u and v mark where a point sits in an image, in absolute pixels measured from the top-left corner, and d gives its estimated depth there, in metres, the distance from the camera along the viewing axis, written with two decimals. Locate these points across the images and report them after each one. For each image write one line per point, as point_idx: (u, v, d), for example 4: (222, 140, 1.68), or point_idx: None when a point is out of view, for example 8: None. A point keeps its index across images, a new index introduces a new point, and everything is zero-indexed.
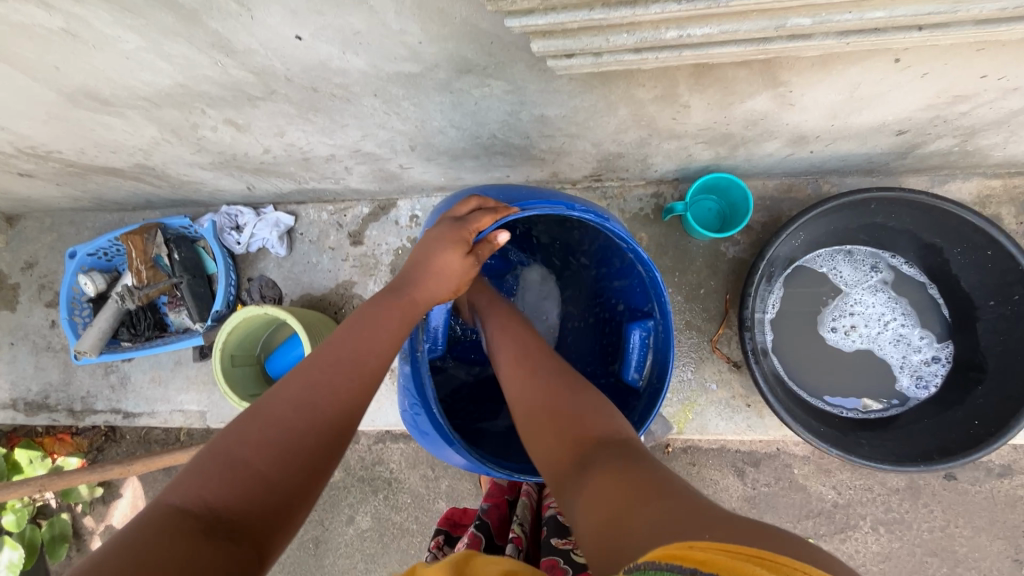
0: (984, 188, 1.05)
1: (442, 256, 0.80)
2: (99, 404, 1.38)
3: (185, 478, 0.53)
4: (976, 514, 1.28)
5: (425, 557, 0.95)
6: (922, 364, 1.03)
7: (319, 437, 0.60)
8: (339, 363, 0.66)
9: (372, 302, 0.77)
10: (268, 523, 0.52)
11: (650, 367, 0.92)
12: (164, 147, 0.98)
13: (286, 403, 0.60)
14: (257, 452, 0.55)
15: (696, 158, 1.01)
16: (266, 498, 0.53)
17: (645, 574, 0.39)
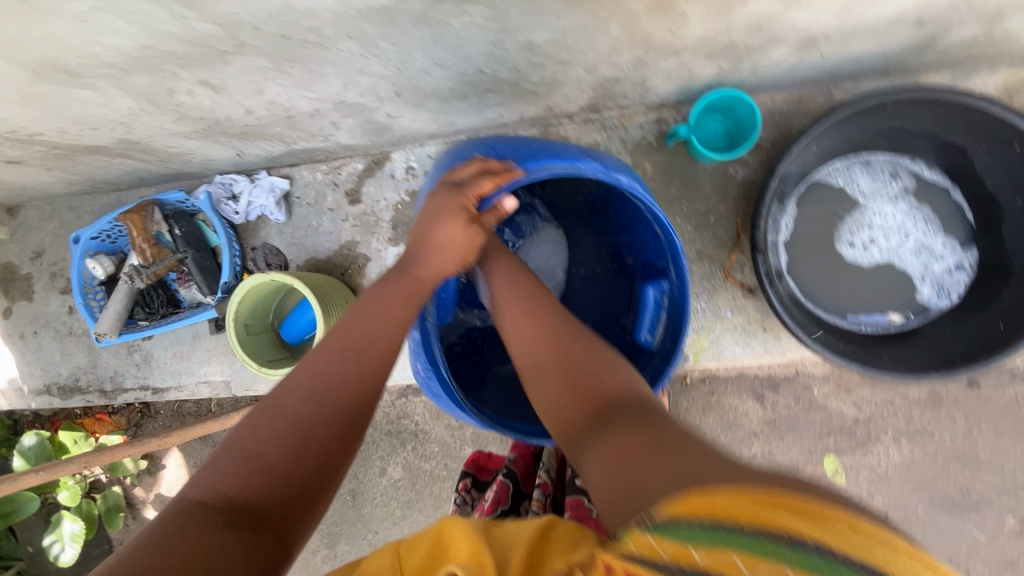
0: (1012, 79, 0.98)
1: (444, 227, 0.79)
2: (128, 382, 1.42)
3: (205, 473, 0.54)
4: (999, 418, 1.28)
5: (454, 501, 0.98)
6: (944, 273, 0.98)
7: (333, 425, 0.61)
8: (350, 350, 0.66)
9: (381, 281, 0.76)
10: (286, 515, 0.54)
11: (662, 328, 0.94)
12: (144, 118, 0.95)
13: (295, 394, 0.61)
14: (272, 444, 0.57)
15: (698, 76, 0.95)
16: (284, 489, 0.55)
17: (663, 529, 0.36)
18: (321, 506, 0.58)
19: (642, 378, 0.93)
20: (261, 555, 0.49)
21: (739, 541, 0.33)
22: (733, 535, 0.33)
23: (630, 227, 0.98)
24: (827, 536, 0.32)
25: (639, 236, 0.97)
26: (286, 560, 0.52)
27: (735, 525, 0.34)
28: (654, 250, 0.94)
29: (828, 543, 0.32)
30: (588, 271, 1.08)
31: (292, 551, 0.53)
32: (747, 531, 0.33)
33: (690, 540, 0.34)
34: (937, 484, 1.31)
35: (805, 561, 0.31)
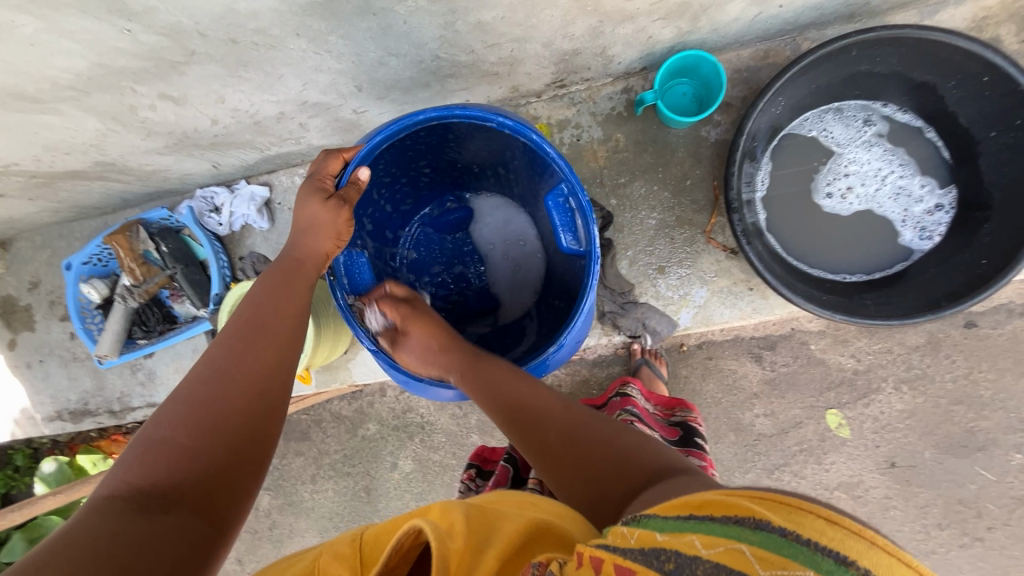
0: (980, 10, 0.96)
1: (301, 211, 0.79)
2: (135, 401, 1.45)
3: (115, 469, 0.54)
4: (998, 356, 1.27)
5: (458, 491, 0.98)
6: (924, 215, 0.98)
7: (238, 404, 0.61)
8: (244, 334, 0.67)
9: (265, 276, 0.77)
10: (200, 488, 0.54)
11: (581, 227, 0.87)
12: (114, 138, 0.96)
13: (196, 381, 0.62)
14: (175, 428, 0.57)
15: (658, 40, 0.94)
16: (192, 465, 0.55)
17: (638, 520, 0.41)
18: (246, 482, 0.58)
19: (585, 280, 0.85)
20: (174, 528, 0.49)
21: (702, 525, 0.36)
22: (699, 523, 0.37)
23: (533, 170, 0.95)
24: (783, 517, 0.34)
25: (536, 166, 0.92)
26: (208, 535, 0.51)
27: (707, 517, 0.37)
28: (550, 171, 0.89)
29: (779, 521, 0.34)
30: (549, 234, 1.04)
31: (217, 525, 0.53)
32: (711, 517, 0.37)
33: (659, 528, 0.38)
34: (942, 428, 1.31)
35: (762, 539, 0.33)
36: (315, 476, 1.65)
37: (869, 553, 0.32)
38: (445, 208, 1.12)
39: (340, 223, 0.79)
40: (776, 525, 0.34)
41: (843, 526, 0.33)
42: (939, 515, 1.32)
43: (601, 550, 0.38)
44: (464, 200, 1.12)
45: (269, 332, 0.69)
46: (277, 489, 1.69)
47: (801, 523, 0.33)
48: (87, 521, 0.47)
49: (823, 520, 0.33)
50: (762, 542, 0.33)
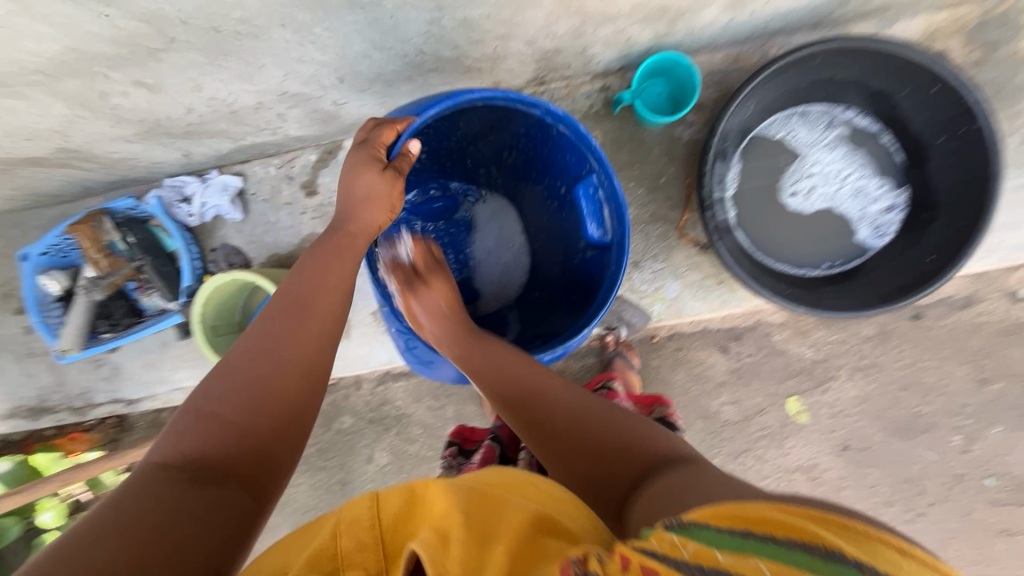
0: (931, 23, 1.03)
1: (354, 179, 0.78)
2: (99, 397, 1.40)
3: (165, 438, 0.56)
4: (942, 345, 1.37)
5: (440, 467, 0.99)
6: (880, 214, 1.04)
7: (285, 383, 0.62)
8: (289, 307, 0.68)
9: (315, 245, 0.77)
10: (248, 465, 0.56)
11: (608, 220, 0.91)
12: (80, 124, 0.93)
13: (244, 354, 0.63)
14: (226, 403, 0.58)
15: (636, 41, 0.97)
16: (241, 442, 0.57)
17: (690, 530, 0.40)
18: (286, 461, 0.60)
19: (610, 272, 0.90)
20: (227, 501, 0.51)
21: (768, 549, 0.36)
22: (763, 545, 0.36)
23: (547, 161, 0.99)
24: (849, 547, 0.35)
25: (554, 158, 0.97)
26: (256, 510, 0.54)
27: (771, 537, 0.37)
28: (573, 164, 0.94)
29: (845, 551, 0.35)
30: (541, 228, 1.09)
31: (263, 501, 0.55)
32: (774, 540, 0.36)
33: (720, 545, 0.37)
34: (891, 412, 1.40)
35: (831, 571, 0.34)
36: None
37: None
38: (428, 195, 1.10)
39: (391, 196, 0.80)
40: (847, 556, 0.34)
41: (893, 547, 0.36)
42: (886, 493, 1.41)
43: (655, 561, 0.37)
44: (448, 189, 1.12)
45: (317, 309, 0.69)
46: None
47: (866, 554, 0.35)
48: (145, 489, 0.49)
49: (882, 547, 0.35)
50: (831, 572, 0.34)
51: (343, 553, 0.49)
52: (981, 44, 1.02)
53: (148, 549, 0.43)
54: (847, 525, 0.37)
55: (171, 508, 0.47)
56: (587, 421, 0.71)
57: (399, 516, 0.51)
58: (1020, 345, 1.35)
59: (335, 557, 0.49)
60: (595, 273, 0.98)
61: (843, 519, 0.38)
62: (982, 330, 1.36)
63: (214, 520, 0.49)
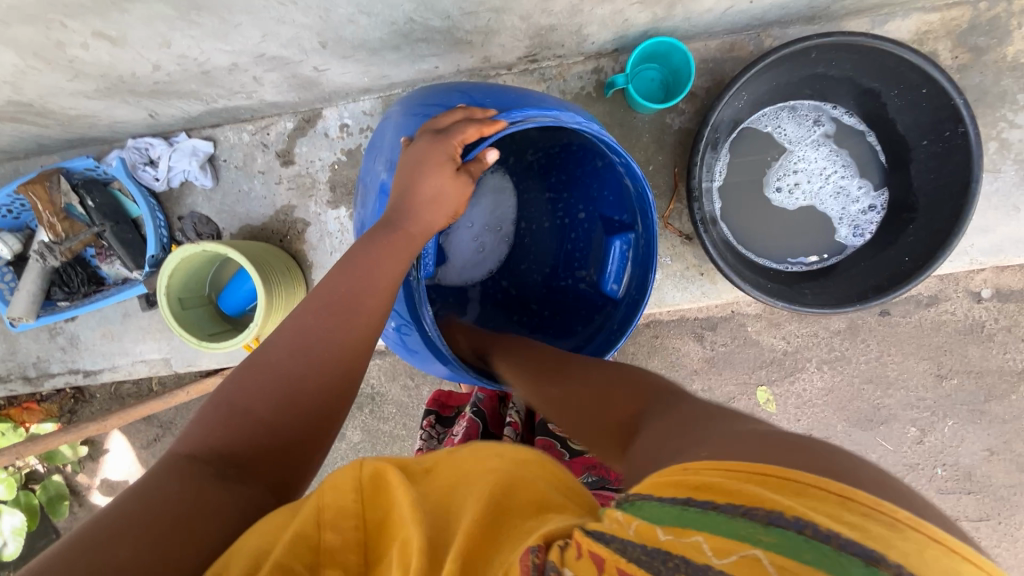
0: (923, 24, 1.03)
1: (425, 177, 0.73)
2: (55, 367, 1.33)
3: (194, 429, 0.54)
4: (905, 341, 1.42)
5: (420, 437, 0.97)
6: (859, 213, 1.06)
7: (320, 386, 0.60)
8: (332, 302, 0.65)
9: (368, 235, 0.71)
10: (275, 467, 0.55)
11: (628, 278, 0.98)
12: (33, 76, 0.85)
13: (282, 349, 0.60)
14: (258, 397, 0.56)
15: (633, 23, 0.94)
16: (271, 443, 0.55)
17: (634, 506, 0.38)
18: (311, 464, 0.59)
19: (615, 325, 0.97)
20: (254, 504, 0.50)
21: (707, 523, 0.33)
22: (701, 514, 0.34)
23: (588, 181, 1.02)
24: (805, 509, 0.32)
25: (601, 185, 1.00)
26: (280, 513, 0.53)
27: (712, 507, 0.34)
28: (613, 205, 0.98)
29: (794, 515, 0.32)
30: (537, 231, 1.09)
31: (287, 504, 0.55)
32: (715, 507, 0.34)
33: (661, 519, 0.35)
34: (853, 404, 1.46)
35: (778, 539, 0.32)
36: None
37: (900, 543, 0.31)
38: None
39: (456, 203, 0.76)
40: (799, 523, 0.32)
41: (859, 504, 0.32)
42: None
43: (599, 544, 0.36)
44: None
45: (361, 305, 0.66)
46: None
47: (822, 516, 0.32)
48: (165, 483, 0.47)
49: (842, 502, 0.32)
50: (779, 546, 0.31)
51: (326, 548, 0.45)
52: (969, 48, 1.03)
53: (162, 551, 0.42)
54: (799, 478, 0.34)
55: (198, 509, 0.46)
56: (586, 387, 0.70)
57: (382, 514, 0.47)
58: (979, 344, 1.41)
59: (314, 551, 0.44)
60: (583, 306, 1.05)
61: (816, 479, 0.34)
62: (944, 328, 1.41)
63: (234, 527, 0.48)
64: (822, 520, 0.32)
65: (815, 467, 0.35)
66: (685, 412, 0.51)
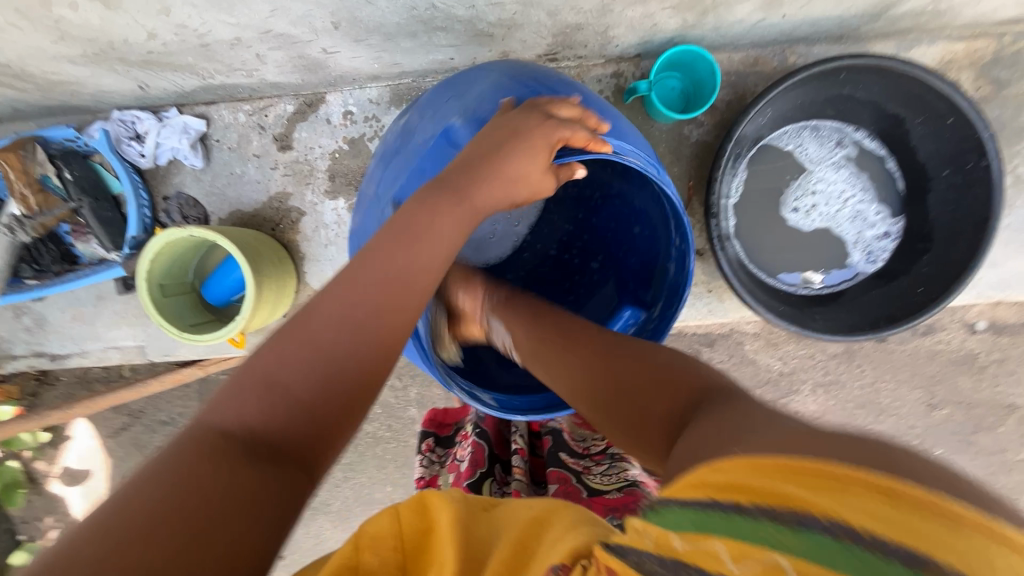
0: (948, 52, 1.01)
1: (508, 167, 0.71)
2: (18, 349, 1.24)
3: (225, 397, 0.51)
4: (899, 368, 1.42)
5: (419, 465, 0.91)
6: (874, 239, 1.04)
7: (359, 359, 0.57)
8: (371, 281, 0.61)
9: (421, 199, 0.68)
10: (314, 441, 0.52)
11: None
12: (13, 34, 0.78)
13: (319, 324, 0.56)
14: (294, 374, 0.53)
15: (661, 29, 0.90)
16: (308, 419, 0.52)
17: (658, 512, 0.37)
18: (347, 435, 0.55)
19: None
20: (294, 477, 0.48)
21: (727, 526, 0.32)
22: (723, 519, 0.32)
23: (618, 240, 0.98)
24: (832, 509, 0.28)
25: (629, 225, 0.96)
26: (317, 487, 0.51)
27: (734, 506, 0.32)
28: (634, 272, 0.96)
29: (809, 513, 0.29)
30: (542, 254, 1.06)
31: (321, 476, 0.52)
32: (737, 510, 0.32)
33: (679, 524, 0.35)
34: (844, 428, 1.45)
35: (808, 545, 0.28)
36: None
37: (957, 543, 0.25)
38: None
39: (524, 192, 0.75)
40: (818, 523, 0.28)
41: (913, 504, 0.27)
42: None
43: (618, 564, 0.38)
44: None
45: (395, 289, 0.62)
46: None
47: (853, 516, 0.27)
48: (201, 457, 0.45)
49: (886, 501, 0.27)
50: (808, 556, 0.28)
51: (365, 569, 0.48)
52: (991, 80, 1.02)
53: (207, 521, 0.41)
54: (825, 468, 0.29)
55: (241, 484, 0.44)
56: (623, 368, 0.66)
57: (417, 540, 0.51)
58: (970, 375, 1.42)
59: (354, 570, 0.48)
60: None
61: (839, 467, 0.29)
62: (938, 357, 1.41)
63: (278, 499, 0.46)
64: (857, 517, 0.27)
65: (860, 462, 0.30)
66: (745, 412, 0.46)
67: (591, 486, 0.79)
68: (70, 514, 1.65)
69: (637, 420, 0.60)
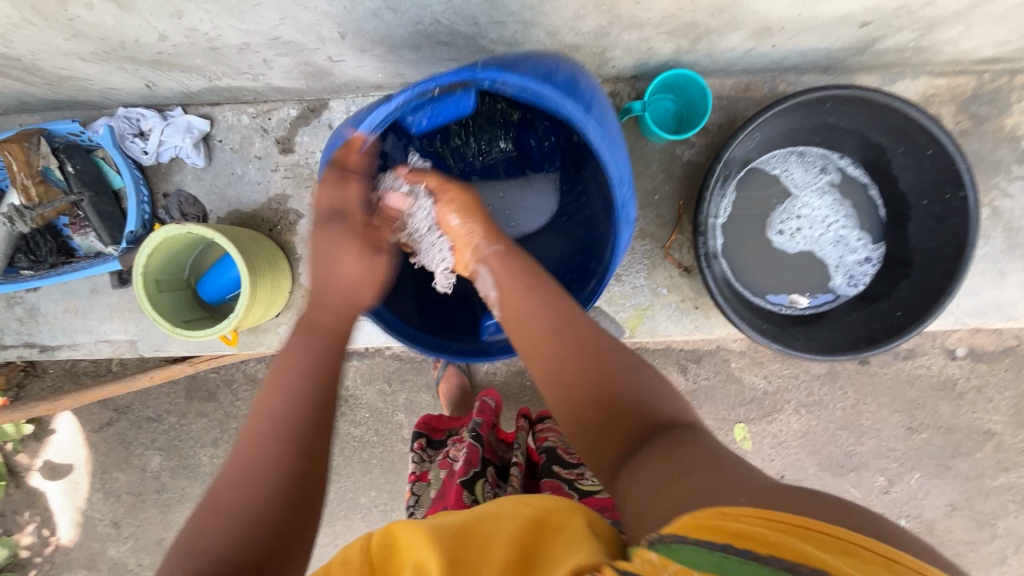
0: (930, 87, 1.06)
1: (340, 258, 0.83)
2: (8, 339, 1.24)
3: (174, 567, 0.56)
4: (881, 391, 1.45)
5: (411, 461, 0.94)
6: (855, 264, 1.07)
7: (289, 459, 0.63)
8: (286, 395, 0.68)
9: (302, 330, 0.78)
10: (258, 553, 0.56)
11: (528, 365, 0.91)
12: (26, 30, 0.80)
13: (244, 458, 0.63)
14: (236, 495, 0.60)
15: (656, 53, 0.94)
16: (249, 535, 0.57)
17: (669, 546, 0.39)
18: (298, 540, 0.60)
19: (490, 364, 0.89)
20: None
21: (746, 567, 0.36)
22: (742, 563, 0.36)
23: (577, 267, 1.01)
24: (849, 566, 0.35)
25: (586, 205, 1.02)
26: None
27: (751, 555, 0.36)
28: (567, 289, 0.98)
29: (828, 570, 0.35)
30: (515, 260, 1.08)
31: None
32: (755, 558, 0.36)
33: (697, 561, 0.37)
34: (826, 448, 1.47)
35: None
36: (218, 440, 1.57)
37: None
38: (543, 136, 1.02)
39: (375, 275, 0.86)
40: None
41: (901, 565, 0.35)
42: None
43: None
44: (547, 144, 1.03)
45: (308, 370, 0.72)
46: (172, 449, 1.59)
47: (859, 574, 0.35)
48: None
49: (883, 563, 0.35)
50: None
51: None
52: (970, 115, 1.06)
53: None
54: (833, 536, 0.37)
55: None
56: (601, 369, 0.67)
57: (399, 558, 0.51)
58: (950, 401, 1.44)
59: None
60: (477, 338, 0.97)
61: (849, 536, 0.36)
62: (919, 381, 1.44)
63: None
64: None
65: (848, 523, 0.38)
66: (702, 452, 0.52)
67: (583, 487, 0.82)
68: (49, 509, 1.64)
69: (588, 431, 0.64)
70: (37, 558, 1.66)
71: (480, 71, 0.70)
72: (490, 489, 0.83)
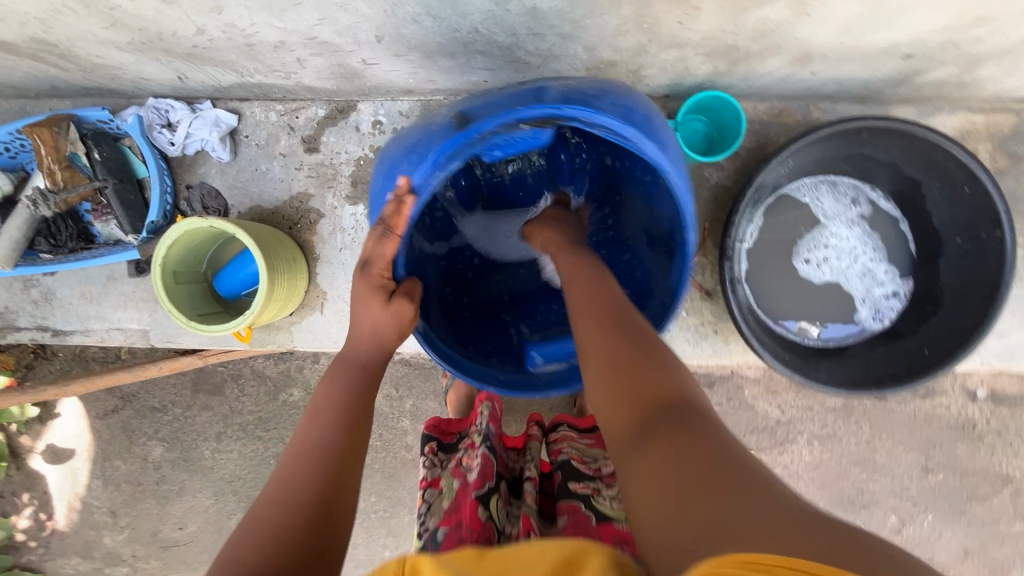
0: (968, 122, 1.04)
1: (364, 311, 0.79)
2: (21, 321, 1.24)
3: None
4: (896, 429, 1.42)
5: (422, 465, 0.90)
6: (882, 298, 1.04)
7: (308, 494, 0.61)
8: (308, 442, 0.68)
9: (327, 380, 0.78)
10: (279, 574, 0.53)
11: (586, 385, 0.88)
12: (66, 17, 0.80)
13: (264, 500, 0.61)
14: (248, 545, 0.55)
15: (692, 73, 0.93)
16: (272, 558, 0.54)
17: None
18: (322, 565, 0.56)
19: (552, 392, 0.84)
20: None
21: None
22: None
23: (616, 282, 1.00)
24: None
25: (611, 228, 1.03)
26: None
27: None
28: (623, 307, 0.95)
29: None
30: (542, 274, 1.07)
31: None
32: None
33: None
34: (837, 483, 1.44)
35: None
36: (222, 434, 1.56)
37: None
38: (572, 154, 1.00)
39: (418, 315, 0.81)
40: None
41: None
42: None
43: None
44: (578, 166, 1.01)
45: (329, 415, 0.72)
46: (174, 441, 1.58)
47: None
48: None
49: None
50: None
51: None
52: (1008, 153, 1.04)
53: None
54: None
55: None
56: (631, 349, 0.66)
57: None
58: (968, 443, 1.41)
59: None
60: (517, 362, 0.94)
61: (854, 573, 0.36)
62: (937, 421, 1.41)
63: None
64: None
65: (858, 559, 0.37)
66: (711, 444, 0.51)
67: (600, 510, 0.80)
68: (48, 493, 1.63)
69: (603, 403, 0.64)
70: (32, 542, 1.65)
71: (567, 107, 0.65)
72: (505, 507, 0.83)
